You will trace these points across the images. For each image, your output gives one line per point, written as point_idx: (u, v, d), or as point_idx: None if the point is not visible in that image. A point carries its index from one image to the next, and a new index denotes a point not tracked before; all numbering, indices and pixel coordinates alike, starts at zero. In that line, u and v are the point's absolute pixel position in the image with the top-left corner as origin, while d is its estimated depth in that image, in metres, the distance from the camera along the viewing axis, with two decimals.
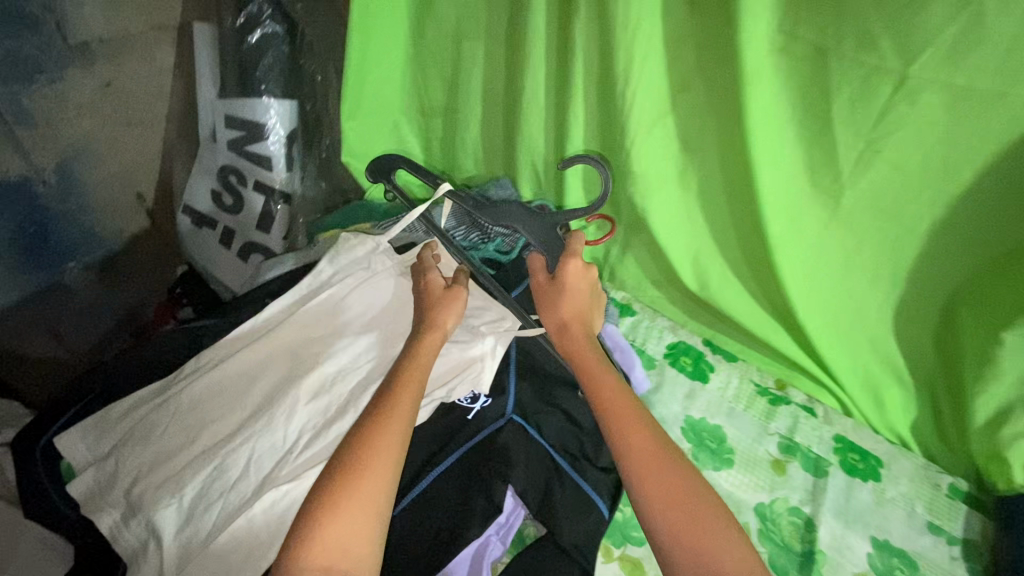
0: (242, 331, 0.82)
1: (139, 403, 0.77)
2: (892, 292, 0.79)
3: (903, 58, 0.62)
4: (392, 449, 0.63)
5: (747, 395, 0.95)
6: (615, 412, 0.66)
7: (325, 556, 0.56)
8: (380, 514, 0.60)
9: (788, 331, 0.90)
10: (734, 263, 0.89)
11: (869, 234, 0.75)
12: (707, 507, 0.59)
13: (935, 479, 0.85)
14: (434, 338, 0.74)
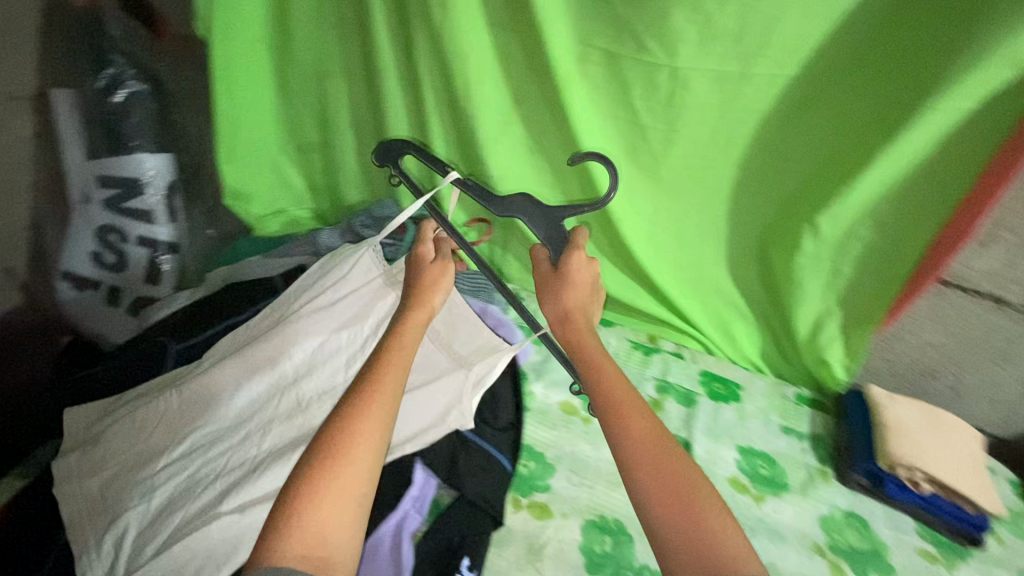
0: (221, 346, 0.89)
1: (137, 398, 0.86)
2: (719, 240, 0.99)
3: (669, 55, 0.81)
4: (374, 434, 0.63)
5: (625, 351, 1.11)
6: (610, 393, 0.65)
7: (306, 541, 0.55)
8: (360, 501, 0.60)
9: (648, 292, 1.08)
10: (594, 240, 1.06)
11: (687, 195, 0.96)
12: (704, 493, 0.56)
13: (781, 392, 1.05)
14: (416, 328, 0.76)
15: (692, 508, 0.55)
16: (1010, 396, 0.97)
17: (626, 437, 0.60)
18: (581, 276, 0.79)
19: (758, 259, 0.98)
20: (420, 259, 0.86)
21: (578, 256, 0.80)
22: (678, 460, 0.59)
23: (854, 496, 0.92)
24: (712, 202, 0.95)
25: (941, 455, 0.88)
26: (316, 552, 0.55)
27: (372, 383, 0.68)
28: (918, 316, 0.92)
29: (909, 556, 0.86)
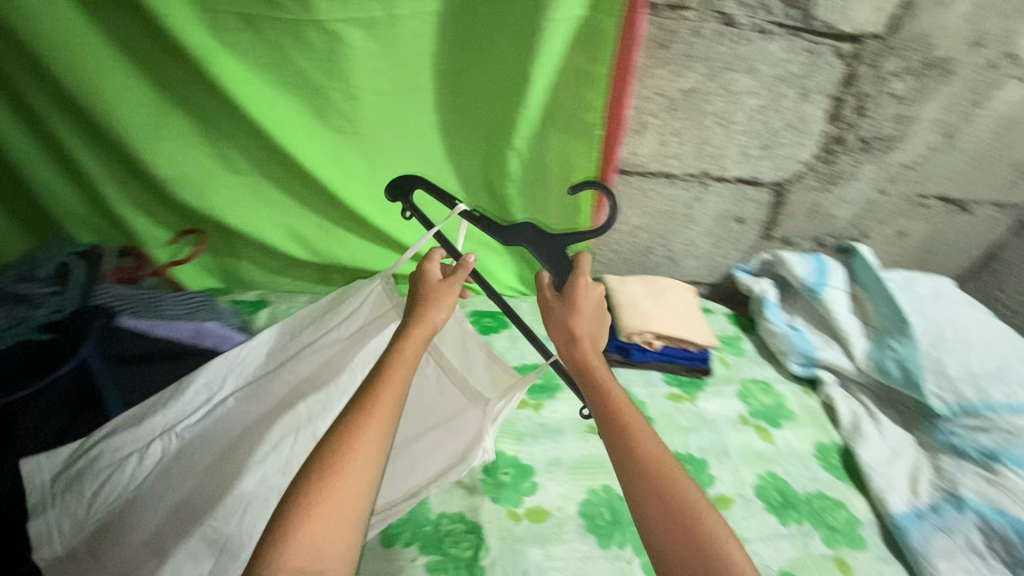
0: (255, 357, 0.77)
1: (179, 398, 0.72)
2: (443, 186, 1.00)
3: (305, 8, 0.77)
4: (374, 448, 0.55)
5: None
6: (619, 416, 0.58)
7: (297, 559, 0.48)
8: (355, 522, 0.52)
9: (396, 252, 1.08)
10: (324, 216, 1.02)
11: (396, 148, 0.95)
12: (718, 531, 0.50)
13: None
14: (417, 340, 0.66)
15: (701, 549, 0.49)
16: (705, 249, 1.19)
17: (634, 465, 0.54)
18: (588, 302, 0.68)
19: (485, 195, 1.02)
20: (426, 275, 0.73)
21: (584, 281, 0.69)
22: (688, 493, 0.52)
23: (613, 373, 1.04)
24: (420, 153, 0.96)
25: (662, 314, 1.04)
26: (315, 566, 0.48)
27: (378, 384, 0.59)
28: (623, 207, 1.09)
29: (661, 403, 1.00)
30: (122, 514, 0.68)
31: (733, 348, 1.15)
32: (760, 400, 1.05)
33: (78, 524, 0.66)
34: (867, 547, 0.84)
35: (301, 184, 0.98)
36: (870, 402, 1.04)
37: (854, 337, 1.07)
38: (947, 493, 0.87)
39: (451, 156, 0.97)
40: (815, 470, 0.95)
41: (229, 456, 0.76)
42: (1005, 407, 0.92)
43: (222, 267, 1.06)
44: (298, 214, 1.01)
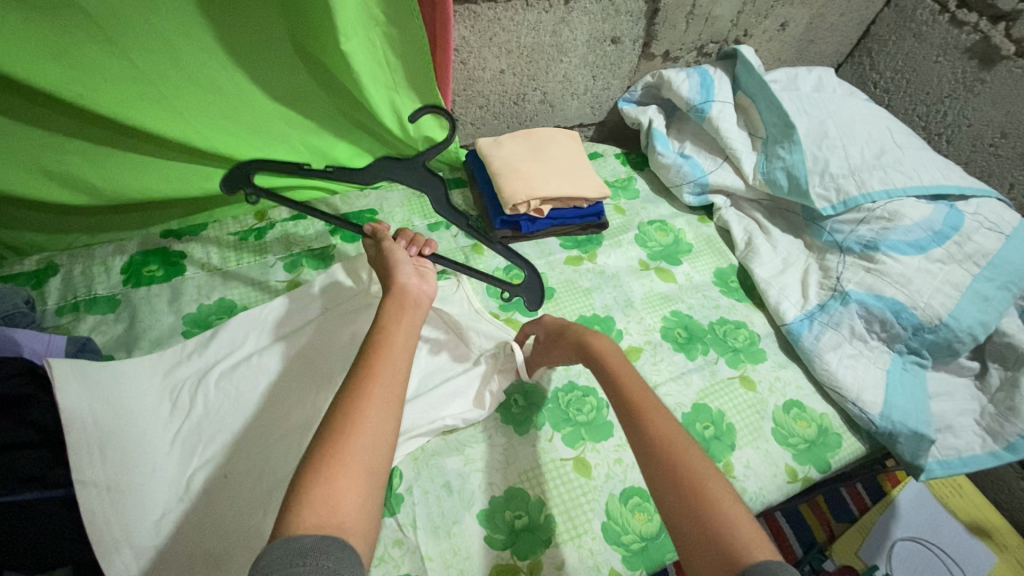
0: (255, 322, 0.78)
1: (206, 347, 0.75)
2: (239, 66, 0.76)
3: None
4: (385, 414, 0.49)
5: (234, 248, 0.87)
6: (636, 403, 0.56)
7: (318, 515, 0.41)
8: (370, 487, 0.45)
9: (217, 164, 0.85)
10: (91, 137, 0.75)
11: (149, 22, 0.67)
12: (741, 513, 0.44)
13: (413, 193, 0.99)
14: (396, 308, 0.60)
15: (715, 529, 0.44)
16: (583, 84, 1.04)
17: (652, 440, 0.52)
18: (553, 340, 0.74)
19: (304, 62, 0.79)
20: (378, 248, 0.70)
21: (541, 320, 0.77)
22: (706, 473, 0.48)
23: (507, 251, 0.94)
24: (183, 22, 0.69)
25: (543, 174, 0.93)
26: (333, 520, 0.41)
27: (368, 348, 0.54)
28: (478, 49, 0.89)
29: (561, 271, 0.93)
30: (133, 463, 0.63)
31: (627, 191, 1.08)
32: (658, 240, 1.01)
33: (104, 457, 0.61)
34: (766, 358, 0.88)
35: (29, 102, 0.69)
36: (762, 218, 1.03)
37: (743, 152, 1.01)
38: (835, 292, 0.90)
39: (232, 18, 0.71)
40: (716, 298, 0.95)
41: (238, 418, 0.70)
42: (883, 195, 0.91)
43: None
44: (46, 143, 0.73)
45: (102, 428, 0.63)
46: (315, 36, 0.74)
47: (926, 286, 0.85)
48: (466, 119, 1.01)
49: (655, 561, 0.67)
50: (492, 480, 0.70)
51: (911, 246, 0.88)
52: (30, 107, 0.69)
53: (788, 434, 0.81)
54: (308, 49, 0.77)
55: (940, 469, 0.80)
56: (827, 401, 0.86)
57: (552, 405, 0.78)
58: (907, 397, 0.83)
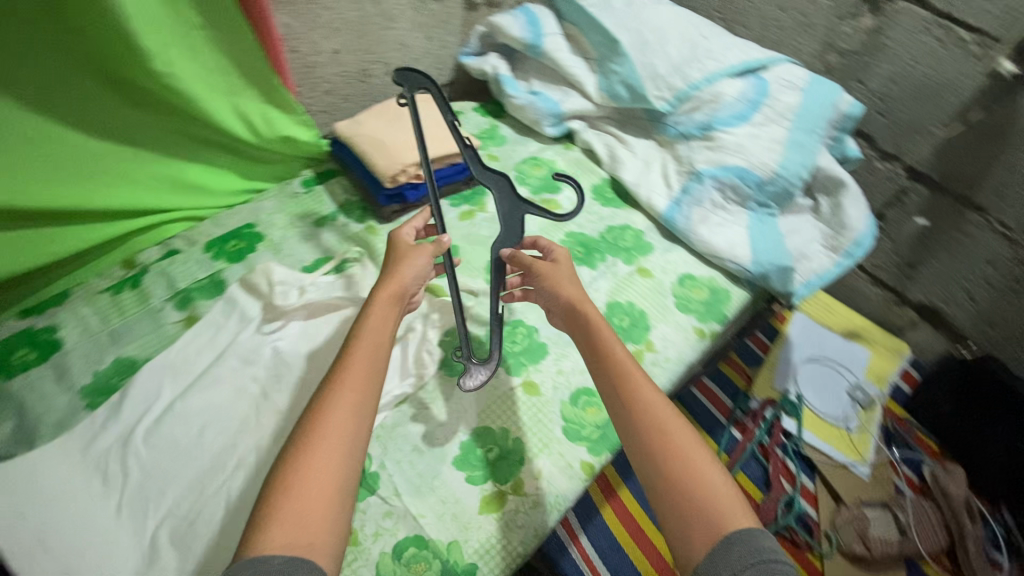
0: (165, 370, 0.74)
1: (118, 410, 0.70)
2: (49, 110, 0.70)
3: None
4: (353, 433, 0.54)
5: (110, 305, 0.80)
6: (625, 385, 0.60)
7: (290, 531, 0.47)
8: (340, 496, 0.50)
9: (58, 222, 0.77)
10: None
11: None
12: (722, 492, 0.53)
13: (287, 196, 0.97)
14: (383, 311, 0.64)
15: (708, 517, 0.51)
16: (420, 47, 1.06)
17: (644, 431, 0.57)
18: (547, 272, 0.71)
19: (119, 88, 0.73)
20: (398, 238, 0.73)
21: (558, 250, 0.74)
22: (695, 456, 0.55)
23: (400, 224, 0.95)
24: None
25: (411, 140, 0.94)
26: (303, 538, 0.47)
27: (345, 360, 0.59)
28: (306, 33, 0.87)
29: (457, 228, 0.96)
30: (81, 544, 0.60)
31: (494, 139, 1.13)
32: (536, 175, 1.08)
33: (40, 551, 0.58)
34: (653, 248, 0.99)
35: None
36: (616, 130, 1.14)
37: (583, 75, 1.10)
38: (690, 174, 1.03)
39: (20, 57, 0.64)
40: (599, 210, 1.04)
41: (182, 465, 0.67)
42: (705, 82, 1.04)
43: None
44: None
45: (32, 524, 0.60)
46: (125, 60, 0.69)
47: (757, 148, 1.00)
48: (316, 109, 1.00)
49: (614, 440, 0.76)
50: (456, 428, 0.74)
51: (736, 117, 1.03)
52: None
53: (688, 303, 0.93)
54: (120, 73, 0.71)
55: (805, 290, 0.97)
56: (711, 266, 0.99)
57: (488, 347, 0.83)
58: (768, 242, 0.98)
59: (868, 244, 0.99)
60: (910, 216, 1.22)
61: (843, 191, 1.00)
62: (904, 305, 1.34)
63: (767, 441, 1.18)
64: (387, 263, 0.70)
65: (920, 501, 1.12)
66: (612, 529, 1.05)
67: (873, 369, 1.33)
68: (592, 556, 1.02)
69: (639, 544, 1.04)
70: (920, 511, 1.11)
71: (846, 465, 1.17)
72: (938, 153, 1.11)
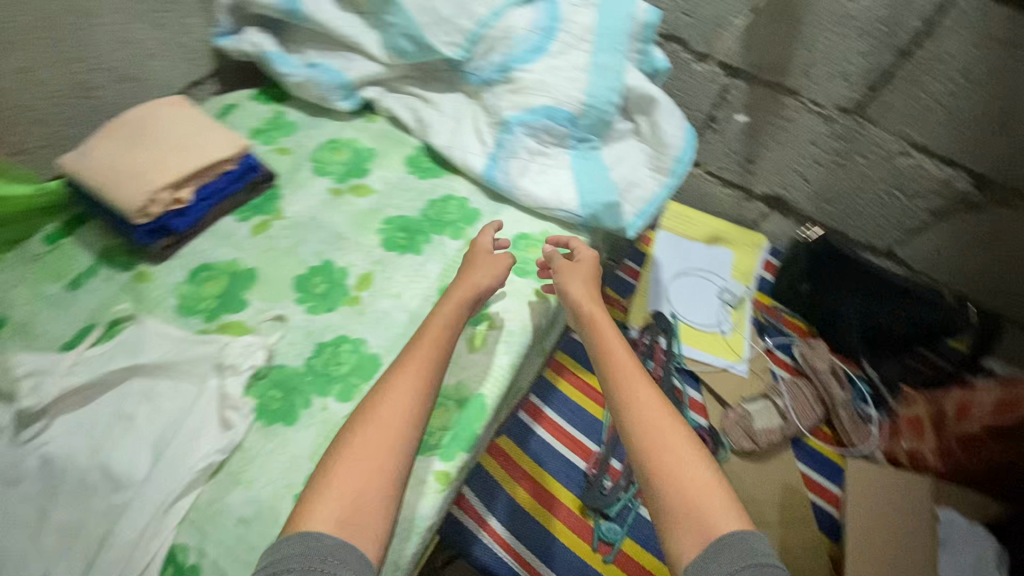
0: None
1: None
2: None
3: None
4: (401, 432, 0.60)
5: None
6: (625, 378, 0.66)
7: (343, 514, 0.54)
8: (385, 482, 0.57)
9: None
10: None
11: None
12: (711, 493, 0.56)
13: (27, 263, 0.79)
14: (450, 309, 0.72)
15: (699, 518, 0.55)
16: (146, 38, 0.88)
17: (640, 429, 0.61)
18: (570, 276, 0.79)
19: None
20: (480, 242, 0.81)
21: (586, 252, 0.83)
22: (690, 455, 0.59)
23: (181, 259, 0.81)
24: None
25: (155, 158, 0.78)
26: (354, 522, 0.54)
27: (407, 353, 0.67)
28: None
29: (252, 246, 0.83)
30: None
31: (282, 128, 0.98)
32: (337, 161, 0.95)
33: None
34: (480, 215, 0.91)
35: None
36: (418, 89, 1.01)
37: (359, 35, 0.96)
38: (498, 125, 0.94)
39: None
40: (416, 184, 0.94)
41: None
42: (491, 18, 0.93)
43: None
44: None
45: None
46: None
47: (560, 80, 0.92)
48: (31, 145, 0.81)
49: (465, 438, 0.72)
50: (285, 482, 0.66)
51: (532, 51, 0.93)
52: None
53: (523, 265, 0.87)
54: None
55: (640, 221, 0.94)
56: (542, 219, 0.93)
57: (310, 375, 0.73)
58: (593, 181, 0.92)
59: (688, 159, 0.97)
60: (734, 115, 1.20)
61: (656, 107, 0.96)
62: (753, 199, 1.35)
63: (653, 366, 1.17)
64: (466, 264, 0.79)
65: (797, 381, 1.18)
66: (518, 500, 1.03)
67: (739, 267, 1.37)
68: (501, 531, 0.99)
69: (549, 505, 1.03)
70: (797, 391, 1.17)
71: (728, 368, 1.21)
72: (744, 44, 1.08)
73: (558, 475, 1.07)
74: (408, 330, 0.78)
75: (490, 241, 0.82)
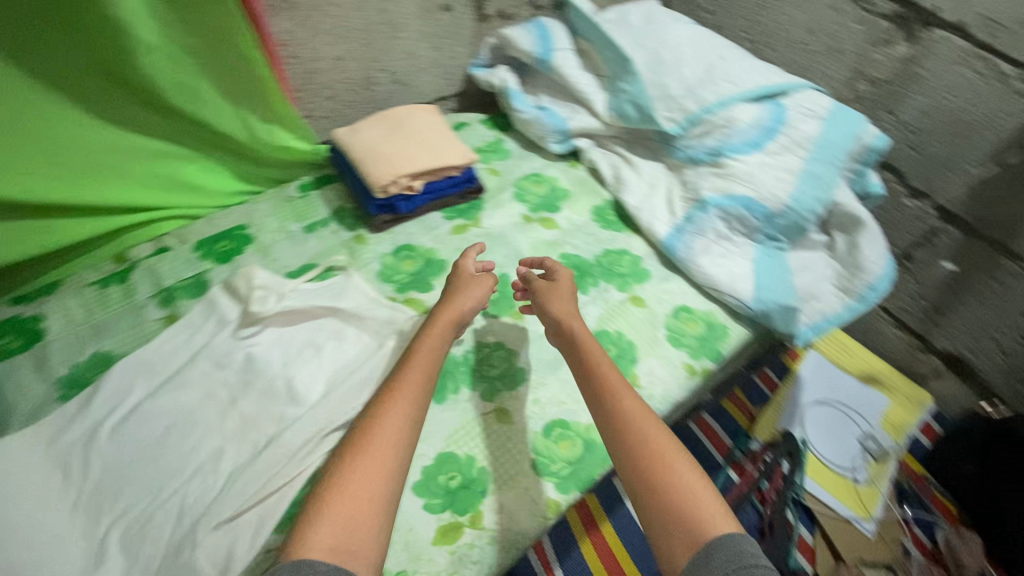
0: (137, 367, 0.75)
1: (86, 408, 0.71)
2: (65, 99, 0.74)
3: None
4: (391, 450, 0.57)
5: (93, 299, 0.81)
6: (608, 391, 0.63)
7: (335, 539, 0.50)
8: (380, 504, 0.54)
9: (59, 214, 0.80)
10: None
11: None
12: (703, 497, 0.53)
13: (282, 200, 0.97)
14: (441, 331, 0.71)
15: (688, 522, 0.52)
16: (427, 56, 1.06)
17: (627, 438, 0.58)
18: (556, 292, 0.77)
19: (126, 89, 0.77)
20: (465, 266, 0.81)
21: (561, 271, 0.81)
22: (680, 461, 0.56)
23: (391, 235, 0.95)
24: None
25: (405, 150, 0.93)
26: (348, 548, 0.50)
27: (401, 374, 0.65)
28: (308, 40, 0.88)
29: (447, 242, 0.95)
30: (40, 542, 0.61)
31: (498, 152, 1.11)
32: (535, 193, 1.05)
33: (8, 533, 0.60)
34: (650, 276, 0.94)
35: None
36: (624, 151, 1.10)
37: (592, 93, 1.07)
38: (694, 201, 0.98)
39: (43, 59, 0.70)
40: (598, 233, 1.00)
41: (144, 466, 0.68)
42: (718, 106, 1.00)
43: None
44: None
45: None
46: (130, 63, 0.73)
47: (768, 178, 0.95)
48: (319, 114, 1.00)
49: (583, 478, 0.74)
50: (418, 450, 0.74)
51: (748, 145, 0.97)
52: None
53: (680, 339, 0.87)
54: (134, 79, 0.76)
55: (812, 334, 0.91)
56: (710, 299, 0.93)
57: (464, 368, 0.82)
58: (774, 280, 0.92)
59: (883, 289, 0.93)
60: (937, 260, 1.13)
61: (862, 229, 0.94)
62: (929, 352, 1.23)
63: (768, 485, 1.11)
64: (451, 290, 0.78)
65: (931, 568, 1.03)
66: (590, 564, 1.00)
67: (889, 419, 1.25)
68: None
69: None
70: None
71: (852, 521, 1.09)
72: (972, 193, 1.02)
73: (637, 557, 1.02)
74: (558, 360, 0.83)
75: (473, 265, 0.82)
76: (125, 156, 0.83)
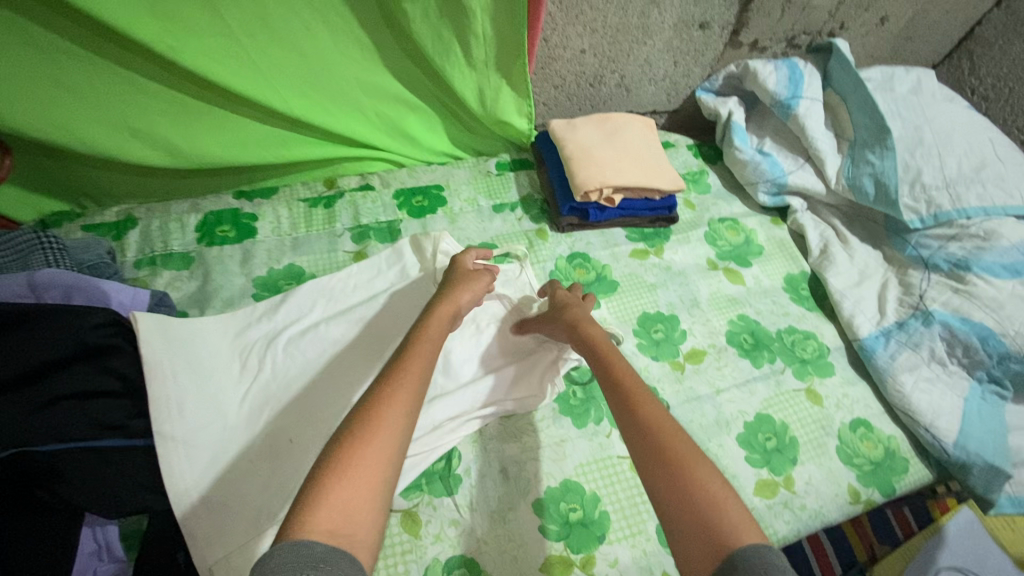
0: (321, 291, 0.79)
1: (273, 315, 0.76)
2: (344, 36, 0.78)
3: None
4: (405, 425, 0.48)
5: (301, 216, 0.87)
6: (629, 393, 0.55)
7: (331, 518, 0.40)
8: (385, 491, 0.44)
9: (298, 133, 0.86)
10: (192, 98, 0.77)
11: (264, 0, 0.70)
12: (728, 500, 0.44)
13: (479, 171, 0.98)
14: (442, 318, 0.64)
15: (712, 528, 0.42)
16: (663, 69, 1.00)
17: (646, 439, 0.50)
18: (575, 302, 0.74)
19: (400, 39, 0.80)
20: (464, 263, 0.75)
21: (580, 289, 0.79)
22: (701, 461, 0.47)
23: (571, 239, 0.92)
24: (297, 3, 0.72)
25: (617, 161, 0.90)
26: (349, 532, 0.40)
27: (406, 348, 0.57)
28: (562, 26, 0.87)
29: (626, 263, 0.91)
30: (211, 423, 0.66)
31: (698, 184, 1.04)
32: (728, 240, 0.97)
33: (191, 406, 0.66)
34: (834, 373, 0.84)
35: (96, 38, 0.68)
36: (841, 225, 0.98)
37: (828, 154, 0.97)
38: (915, 309, 0.86)
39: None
40: (786, 305, 0.91)
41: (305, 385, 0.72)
42: (979, 212, 0.86)
43: (73, 181, 0.81)
44: (158, 107, 0.76)
45: (180, 384, 0.66)
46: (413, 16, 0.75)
47: (1020, 313, 0.80)
48: (540, 99, 0.99)
49: None
50: (547, 469, 0.71)
51: (1006, 268, 0.83)
52: (87, 41, 0.67)
53: (853, 454, 0.77)
54: (402, 18, 0.76)
55: (1011, 505, 0.77)
56: (897, 424, 0.82)
57: None
58: (985, 430, 0.78)
59: None
60: None
61: None
62: None
63: None
64: (449, 282, 0.71)
65: None
66: None
67: None
68: None
69: None
70: None
71: None
72: None
73: None
74: (714, 429, 0.76)
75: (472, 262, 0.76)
76: (372, 99, 0.87)
